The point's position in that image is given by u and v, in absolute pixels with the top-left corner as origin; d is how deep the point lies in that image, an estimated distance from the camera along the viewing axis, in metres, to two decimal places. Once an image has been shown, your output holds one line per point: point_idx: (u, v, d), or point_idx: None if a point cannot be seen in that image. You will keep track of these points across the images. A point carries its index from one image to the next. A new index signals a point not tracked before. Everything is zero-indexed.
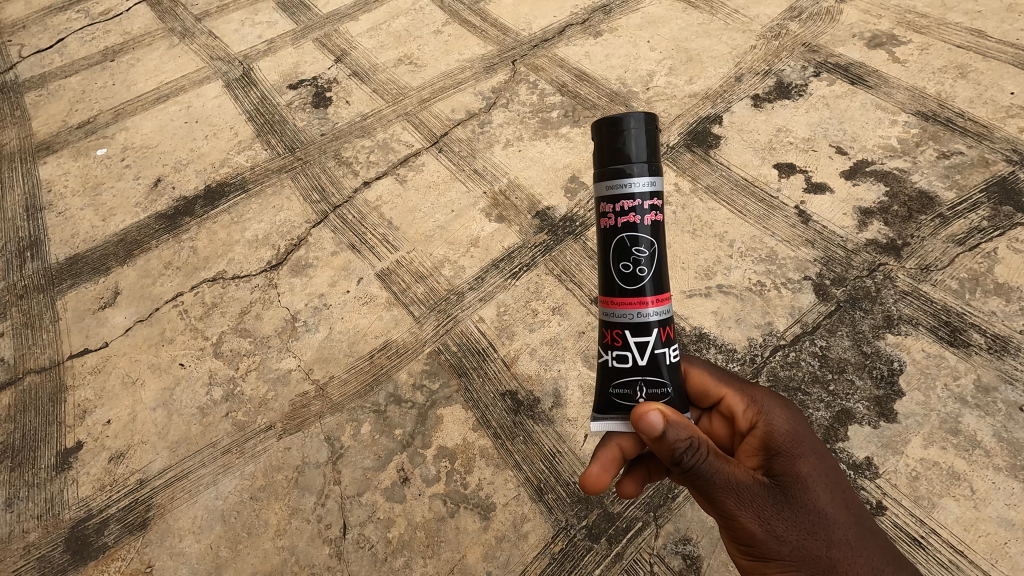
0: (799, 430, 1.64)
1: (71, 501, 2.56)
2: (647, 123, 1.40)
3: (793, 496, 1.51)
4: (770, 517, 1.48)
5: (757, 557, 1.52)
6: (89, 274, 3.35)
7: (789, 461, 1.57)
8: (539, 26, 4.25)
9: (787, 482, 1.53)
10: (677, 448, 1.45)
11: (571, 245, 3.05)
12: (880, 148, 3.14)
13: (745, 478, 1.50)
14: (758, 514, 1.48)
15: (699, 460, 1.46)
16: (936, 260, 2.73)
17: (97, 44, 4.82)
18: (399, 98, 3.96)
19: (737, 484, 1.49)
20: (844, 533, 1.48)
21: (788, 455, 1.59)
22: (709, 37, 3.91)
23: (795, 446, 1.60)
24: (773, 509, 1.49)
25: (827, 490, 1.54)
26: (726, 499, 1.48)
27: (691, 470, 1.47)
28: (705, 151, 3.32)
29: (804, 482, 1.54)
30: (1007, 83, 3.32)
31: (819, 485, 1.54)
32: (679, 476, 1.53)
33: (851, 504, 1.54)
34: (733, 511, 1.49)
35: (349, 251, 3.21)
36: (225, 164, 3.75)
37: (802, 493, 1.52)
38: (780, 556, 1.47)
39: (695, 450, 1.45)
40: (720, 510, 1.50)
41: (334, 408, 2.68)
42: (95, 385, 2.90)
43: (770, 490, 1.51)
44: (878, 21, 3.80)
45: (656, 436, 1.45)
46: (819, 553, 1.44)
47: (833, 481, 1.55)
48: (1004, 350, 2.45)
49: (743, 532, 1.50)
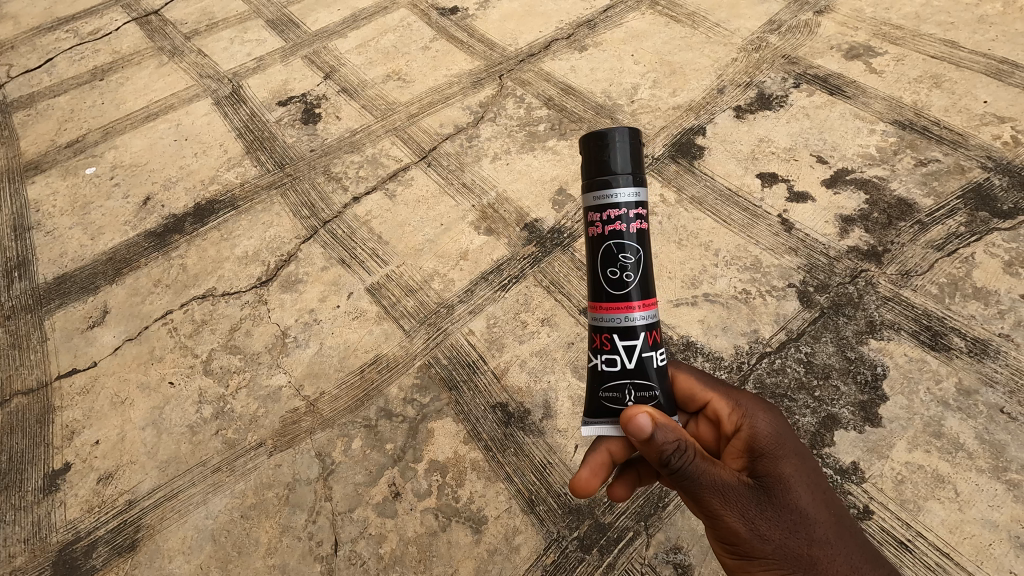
0: (783, 432, 1.66)
1: (58, 525, 2.53)
2: (632, 138, 1.45)
3: (776, 497, 1.54)
4: (754, 517, 1.50)
5: (741, 555, 1.54)
6: (78, 293, 3.34)
7: (773, 463, 1.59)
8: (525, 41, 4.32)
9: (770, 483, 1.55)
10: (665, 450, 1.46)
11: (559, 257, 3.09)
12: (859, 157, 3.21)
13: (730, 478, 1.52)
14: (743, 513, 1.50)
15: (686, 462, 1.48)
16: (916, 266, 2.79)
17: (86, 63, 4.84)
18: (388, 113, 4.00)
19: (722, 485, 1.51)
20: (825, 532, 1.51)
21: (771, 457, 1.61)
22: (691, 51, 3.99)
23: (779, 448, 1.62)
24: (757, 509, 1.51)
25: (810, 490, 1.56)
26: (712, 499, 1.51)
27: (679, 471, 1.49)
28: (690, 162, 3.37)
29: (787, 482, 1.56)
30: (980, 92, 3.42)
31: (801, 486, 1.56)
32: (667, 477, 1.55)
33: (832, 504, 1.56)
34: (719, 511, 1.51)
35: (339, 266, 3.22)
36: (214, 182, 3.77)
37: (785, 493, 1.54)
38: (763, 554, 1.50)
39: (683, 452, 1.47)
40: (706, 510, 1.52)
41: (325, 424, 2.68)
42: (84, 405, 2.88)
43: (754, 490, 1.53)
44: (855, 33, 3.90)
45: (644, 438, 1.47)
46: (801, 552, 1.47)
47: (814, 482, 1.58)
48: (984, 353, 2.50)
49: (728, 531, 1.52)
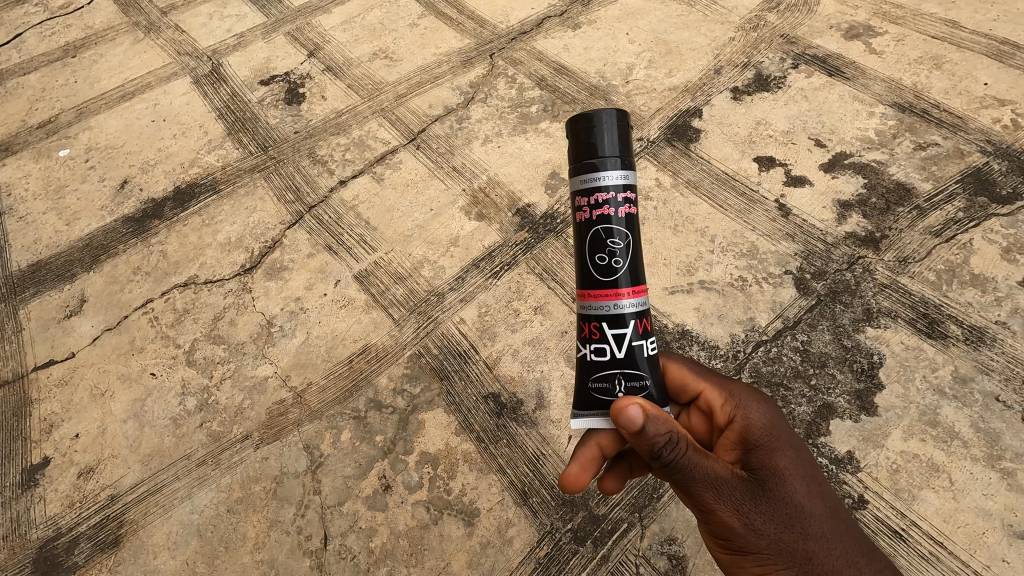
0: (776, 424, 1.62)
1: (38, 521, 2.46)
2: (620, 121, 1.38)
3: (770, 490, 1.49)
4: (748, 511, 1.46)
5: (735, 549, 1.50)
6: (53, 281, 3.22)
7: (767, 455, 1.55)
8: (517, 18, 4.17)
9: (764, 475, 1.51)
10: (657, 443, 1.41)
11: (552, 243, 3.01)
12: (858, 141, 3.15)
13: (723, 471, 1.48)
14: (736, 507, 1.47)
15: (678, 455, 1.43)
16: (914, 252, 2.75)
17: (57, 39, 4.61)
18: (375, 93, 3.86)
19: (715, 479, 1.47)
20: (819, 525, 1.47)
21: (765, 449, 1.56)
22: (687, 29, 3.87)
23: (772, 440, 1.58)
24: (750, 503, 1.47)
25: (804, 483, 1.52)
26: (705, 493, 1.47)
27: (671, 465, 1.45)
28: (686, 145, 3.29)
29: (782, 475, 1.52)
30: (981, 73, 3.35)
31: (796, 479, 1.52)
32: (658, 470, 1.51)
33: (827, 497, 1.53)
34: (712, 504, 1.47)
35: (325, 253, 3.13)
36: (194, 165, 3.62)
37: (780, 487, 1.50)
38: (758, 550, 1.46)
39: (675, 445, 1.43)
40: (698, 503, 1.49)
41: (313, 415, 2.62)
42: (62, 398, 2.78)
43: (748, 483, 1.49)
44: (855, 12, 3.80)
45: (635, 431, 1.41)
46: (795, 545, 1.44)
47: (809, 474, 1.54)
48: (980, 340, 2.48)
49: (721, 525, 1.48)
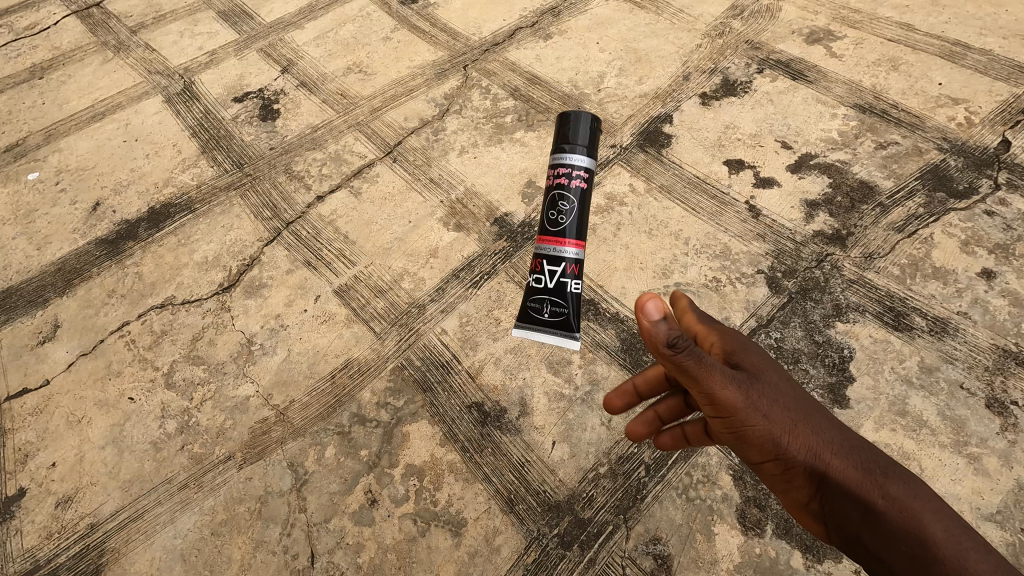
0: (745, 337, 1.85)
1: (15, 554, 2.40)
2: None
3: (760, 376, 1.67)
4: (747, 388, 1.61)
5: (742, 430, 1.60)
6: (25, 307, 3.15)
7: (746, 352, 1.75)
8: (489, 30, 4.22)
9: (751, 365, 1.70)
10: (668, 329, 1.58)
11: (530, 251, 3.05)
12: (822, 142, 3.25)
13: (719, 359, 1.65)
14: (740, 385, 1.61)
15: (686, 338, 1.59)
16: (879, 248, 2.85)
17: (23, 61, 4.54)
18: (350, 108, 3.87)
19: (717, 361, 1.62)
20: (803, 400, 1.65)
21: (744, 349, 1.76)
22: (656, 37, 3.97)
23: (746, 343, 1.80)
24: (748, 383, 1.62)
25: (780, 373, 1.73)
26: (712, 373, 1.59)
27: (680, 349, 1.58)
28: (658, 151, 3.37)
29: (763, 365, 1.71)
30: (936, 74, 3.49)
31: (773, 368, 1.73)
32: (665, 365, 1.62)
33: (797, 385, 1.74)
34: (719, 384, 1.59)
35: (305, 269, 3.12)
36: (169, 184, 3.59)
37: (766, 374, 1.69)
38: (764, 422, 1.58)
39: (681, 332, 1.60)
40: (707, 387, 1.60)
41: (296, 433, 2.60)
42: (37, 426, 2.72)
43: (743, 369, 1.66)
44: (815, 17, 3.93)
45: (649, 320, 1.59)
46: (792, 413, 1.59)
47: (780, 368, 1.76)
48: (944, 331, 2.57)
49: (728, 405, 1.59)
